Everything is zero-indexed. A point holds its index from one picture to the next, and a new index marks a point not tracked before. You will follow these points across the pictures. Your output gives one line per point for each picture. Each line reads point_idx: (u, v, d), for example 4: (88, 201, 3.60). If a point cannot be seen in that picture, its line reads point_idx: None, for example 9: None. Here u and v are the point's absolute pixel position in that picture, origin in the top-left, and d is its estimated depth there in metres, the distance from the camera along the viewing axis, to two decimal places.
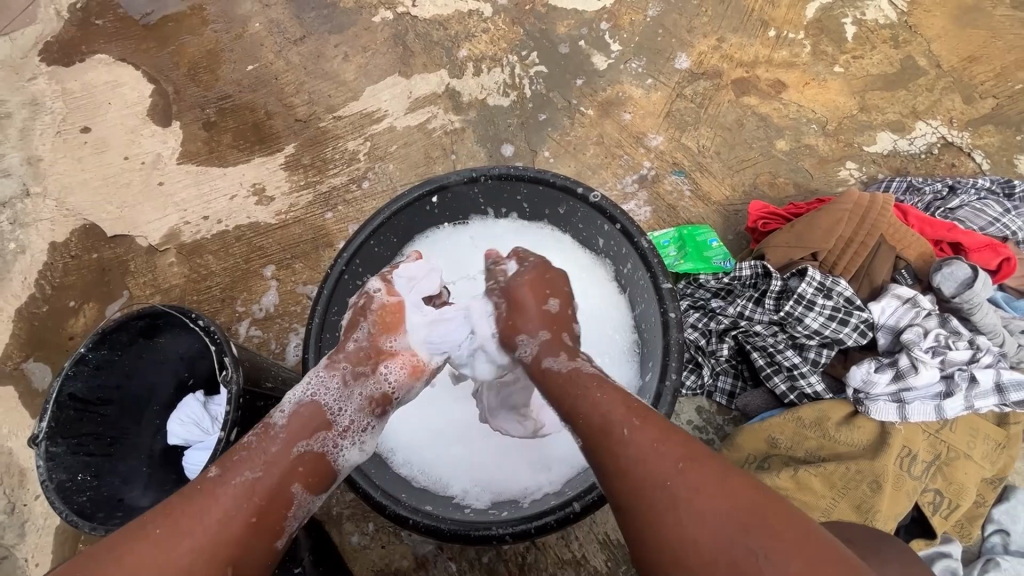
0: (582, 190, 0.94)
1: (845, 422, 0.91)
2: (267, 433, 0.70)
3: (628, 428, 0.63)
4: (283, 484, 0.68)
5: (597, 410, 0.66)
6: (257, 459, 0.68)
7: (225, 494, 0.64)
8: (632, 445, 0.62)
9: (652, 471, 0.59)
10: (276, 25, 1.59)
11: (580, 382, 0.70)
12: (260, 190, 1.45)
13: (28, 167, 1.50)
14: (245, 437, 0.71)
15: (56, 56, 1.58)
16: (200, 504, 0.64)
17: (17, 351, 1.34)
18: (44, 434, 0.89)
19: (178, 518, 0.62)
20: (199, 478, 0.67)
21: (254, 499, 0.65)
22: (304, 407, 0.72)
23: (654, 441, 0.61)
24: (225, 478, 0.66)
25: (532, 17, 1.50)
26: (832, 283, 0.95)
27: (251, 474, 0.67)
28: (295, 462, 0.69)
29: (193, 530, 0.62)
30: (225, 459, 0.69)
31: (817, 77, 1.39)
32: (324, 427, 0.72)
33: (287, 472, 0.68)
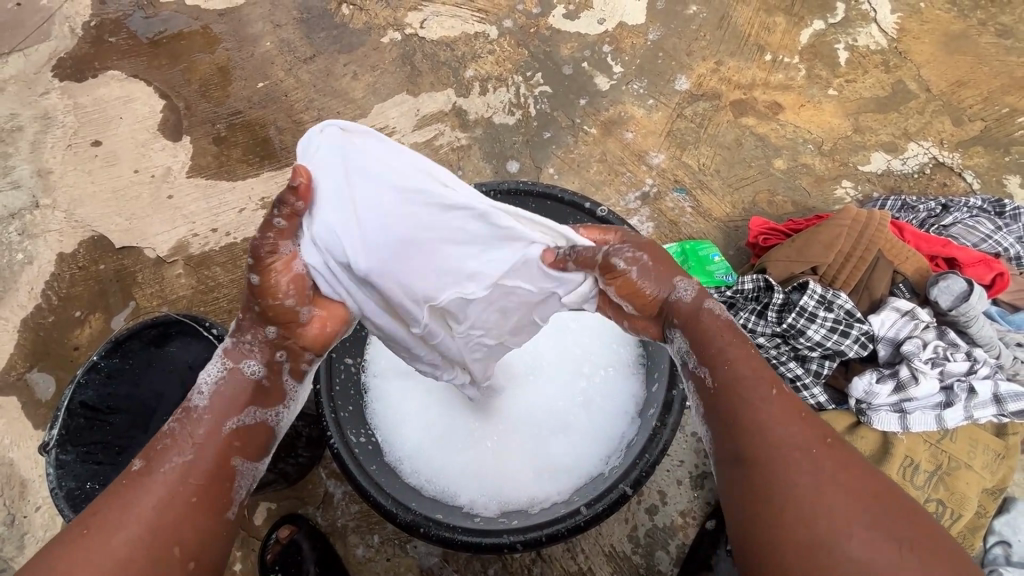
0: (590, 206, 0.98)
1: (848, 432, 0.92)
2: (188, 415, 0.69)
3: (764, 393, 0.64)
4: (218, 460, 0.68)
5: (726, 367, 0.67)
6: (181, 445, 0.67)
7: (152, 484, 0.64)
8: (790, 451, 0.60)
9: (796, 481, 0.59)
10: (286, 44, 1.64)
11: (709, 346, 0.68)
12: (269, 204, 1.47)
13: (38, 179, 1.52)
14: (167, 425, 0.69)
15: (69, 72, 1.61)
16: (129, 496, 0.63)
17: (21, 361, 1.34)
18: (55, 441, 0.90)
19: (108, 517, 0.61)
20: (125, 472, 0.65)
21: (191, 478, 0.65)
22: (224, 386, 0.70)
23: (784, 415, 0.62)
24: (153, 468, 0.65)
25: (536, 39, 1.55)
26: (833, 296, 0.97)
27: (181, 458, 0.66)
28: (227, 438, 0.69)
29: (126, 523, 0.61)
30: (147, 451, 0.67)
31: (812, 100, 1.44)
32: (254, 402, 0.71)
33: (221, 444, 0.68)
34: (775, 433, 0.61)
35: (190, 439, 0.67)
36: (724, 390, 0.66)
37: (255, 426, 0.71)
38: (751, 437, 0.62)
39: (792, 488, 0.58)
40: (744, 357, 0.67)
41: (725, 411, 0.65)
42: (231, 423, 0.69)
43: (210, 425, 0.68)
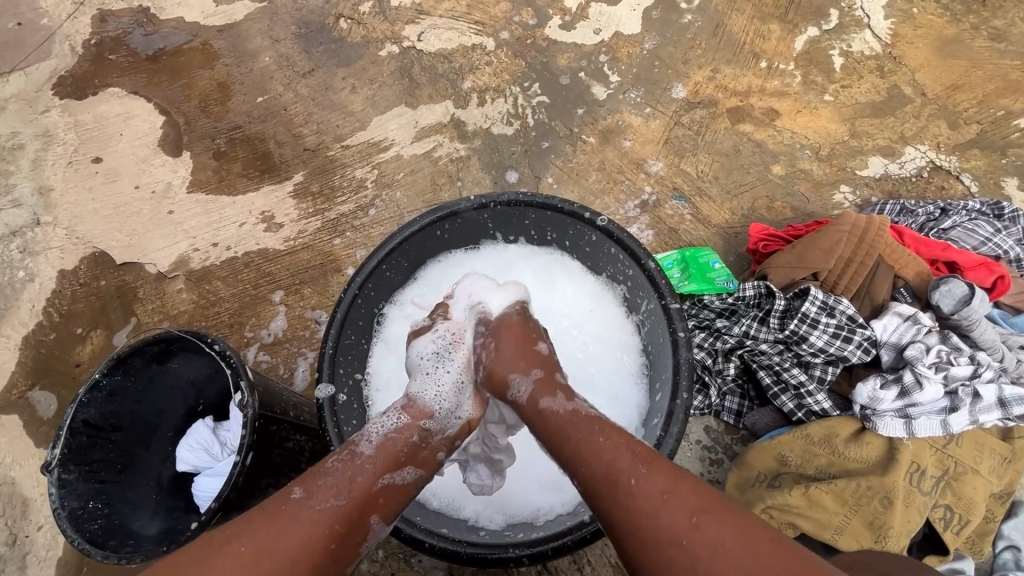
0: (589, 216, 0.98)
1: (854, 438, 0.92)
2: (351, 457, 0.72)
3: (635, 477, 0.63)
4: (363, 512, 0.69)
5: (600, 453, 0.66)
6: (337, 486, 0.69)
7: (307, 518, 0.65)
8: (645, 491, 0.62)
9: (671, 525, 0.60)
10: (285, 59, 1.65)
11: (577, 427, 0.70)
12: (269, 218, 1.48)
13: (39, 197, 1.52)
14: (330, 460, 0.71)
15: (69, 90, 1.62)
16: (287, 527, 0.65)
17: (22, 379, 1.34)
18: (57, 461, 0.89)
19: (263, 540, 0.63)
20: (285, 496, 0.68)
21: (334, 525, 0.66)
22: (390, 439, 0.74)
23: (663, 494, 0.62)
24: (312, 502, 0.67)
25: (533, 50, 1.57)
26: (835, 301, 0.97)
27: (336, 501, 0.68)
28: (376, 494, 0.70)
29: (273, 553, 0.62)
30: (307, 480, 0.69)
31: (808, 106, 1.45)
32: (407, 464, 0.73)
33: (366, 494, 0.70)
34: (663, 523, 0.60)
35: (347, 484, 0.69)
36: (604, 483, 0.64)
37: (403, 488, 0.72)
38: (651, 530, 0.60)
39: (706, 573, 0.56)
40: (615, 439, 0.67)
41: (610, 513, 0.63)
42: (381, 477, 0.71)
43: (368, 476, 0.70)
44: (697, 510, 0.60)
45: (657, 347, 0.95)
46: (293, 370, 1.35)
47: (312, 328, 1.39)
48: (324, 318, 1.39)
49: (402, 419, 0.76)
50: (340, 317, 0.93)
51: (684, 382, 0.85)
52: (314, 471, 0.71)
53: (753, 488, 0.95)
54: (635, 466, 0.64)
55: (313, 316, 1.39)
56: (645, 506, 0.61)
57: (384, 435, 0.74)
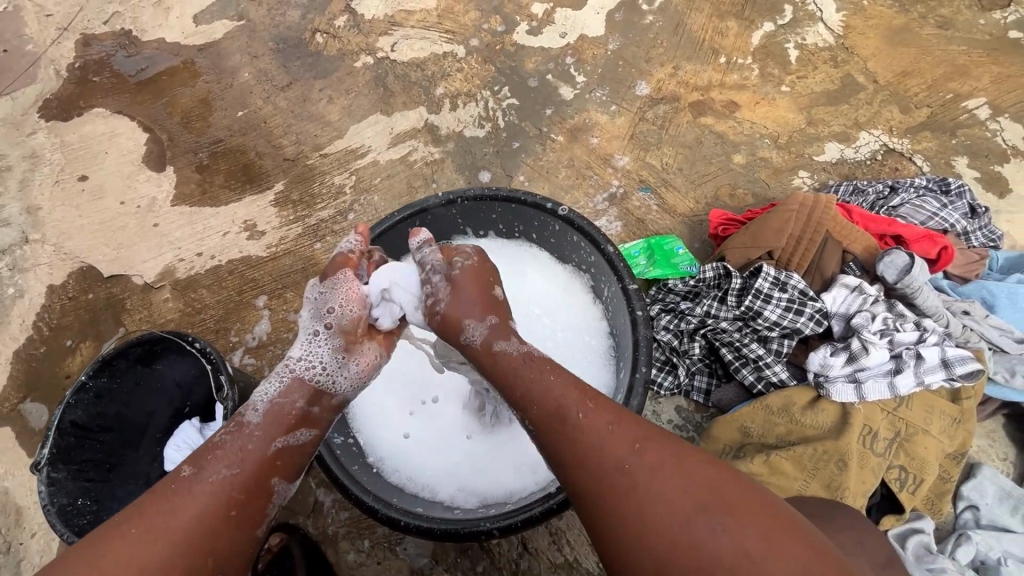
0: (551, 206, 1.03)
1: (810, 406, 0.96)
2: (242, 429, 0.72)
3: (583, 415, 0.67)
4: (262, 473, 0.70)
5: (551, 396, 0.69)
6: (228, 457, 0.69)
7: (200, 490, 0.66)
8: (591, 428, 0.66)
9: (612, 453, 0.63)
10: (264, 74, 1.70)
11: (527, 368, 0.73)
12: (251, 226, 1.52)
13: (28, 216, 1.57)
14: (217, 435, 0.72)
15: (55, 112, 1.67)
16: (180, 500, 0.65)
17: (14, 392, 1.37)
18: (46, 460, 0.92)
19: (155, 521, 0.63)
20: (173, 477, 0.67)
21: (232, 493, 0.67)
22: (276, 403, 0.74)
23: (609, 426, 0.66)
24: (201, 476, 0.67)
25: (502, 55, 1.63)
26: (787, 277, 1.02)
27: (228, 470, 0.68)
28: (273, 456, 0.71)
29: (172, 528, 0.62)
30: (198, 458, 0.69)
31: (766, 97, 1.51)
32: (299, 422, 0.74)
33: (261, 456, 0.70)
34: (600, 461, 0.63)
35: (239, 451, 0.70)
36: (555, 433, 0.67)
37: (300, 445, 0.74)
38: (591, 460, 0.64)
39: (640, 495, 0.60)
40: (567, 384, 0.71)
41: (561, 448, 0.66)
42: (275, 441, 0.72)
43: (261, 441, 0.71)
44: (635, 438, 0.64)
45: (620, 328, 0.99)
46: None
47: (295, 330, 1.43)
48: None
49: (286, 382, 0.75)
50: None
51: (643, 357, 0.89)
52: (207, 450, 0.71)
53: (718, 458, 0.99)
54: (587, 412, 0.67)
55: (295, 318, 1.43)
56: (592, 442, 0.65)
57: (272, 402, 0.74)
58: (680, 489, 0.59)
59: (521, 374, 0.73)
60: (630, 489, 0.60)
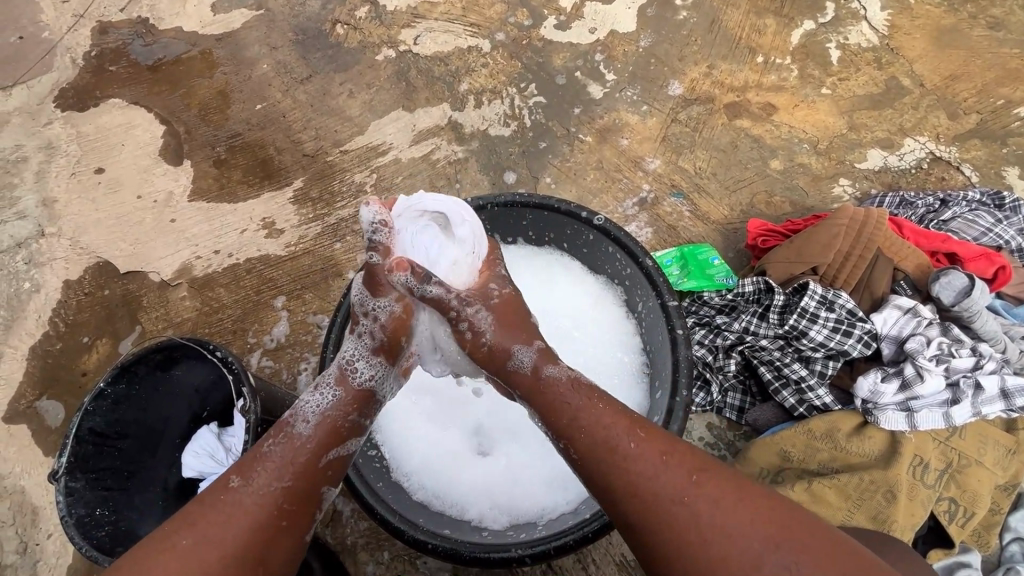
0: (586, 215, 0.99)
1: (856, 433, 0.95)
2: (289, 438, 0.70)
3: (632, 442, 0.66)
4: (311, 487, 0.69)
5: (593, 427, 0.68)
6: (278, 466, 0.68)
7: (250, 502, 0.65)
8: (640, 462, 0.64)
9: (666, 486, 0.62)
10: (283, 66, 1.66)
11: (558, 391, 0.72)
12: (270, 224, 1.49)
13: (44, 209, 1.54)
14: (263, 442, 0.70)
15: (71, 102, 1.64)
16: (230, 514, 0.64)
17: (30, 389, 1.35)
18: (64, 469, 0.91)
19: (208, 529, 0.63)
20: (222, 484, 0.66)
21: (283, 505, 0.67)
22: (325, 417, 0.73)
23: (662, 454, 0.64)
24: (251, 487, 0.66)
25: (529, 51, 1.57)
26: (834, 296, 1.01)
27: (279, 483, 0.67)
28: (324, 468, 0.71)
29: (225, 540, 0.62)
30: (245, 467, 0.68)
31: (805, 99, 1.45)
32: (349, 435, 0.74)
33: (313, 470, 0.70)
34: (660, 494, 0.62)
35: (293, 463, 0.69)
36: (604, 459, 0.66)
37: (347, 457, 0.74)
38: (642, 491, 0.62)
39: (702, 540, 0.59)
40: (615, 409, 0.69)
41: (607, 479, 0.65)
42: (330, 456, 0.72)
43: (312, 454, 0.70)
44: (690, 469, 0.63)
45: (655, 347, 0.96)
46: (296, 375, 1.36)
47: (314, 332, 1.40)
48: (326, 322, 1.40)
49: (336, 394, 0.74)
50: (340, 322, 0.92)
51: (684, 379, 0.86)
52: (250, 458, 0.69)
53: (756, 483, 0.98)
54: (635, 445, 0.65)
55: (314, 320, 1.40)
56: (637, 479, 0.63)
57: (321, 412, 0.73)
58: (745, 514, 0.59)
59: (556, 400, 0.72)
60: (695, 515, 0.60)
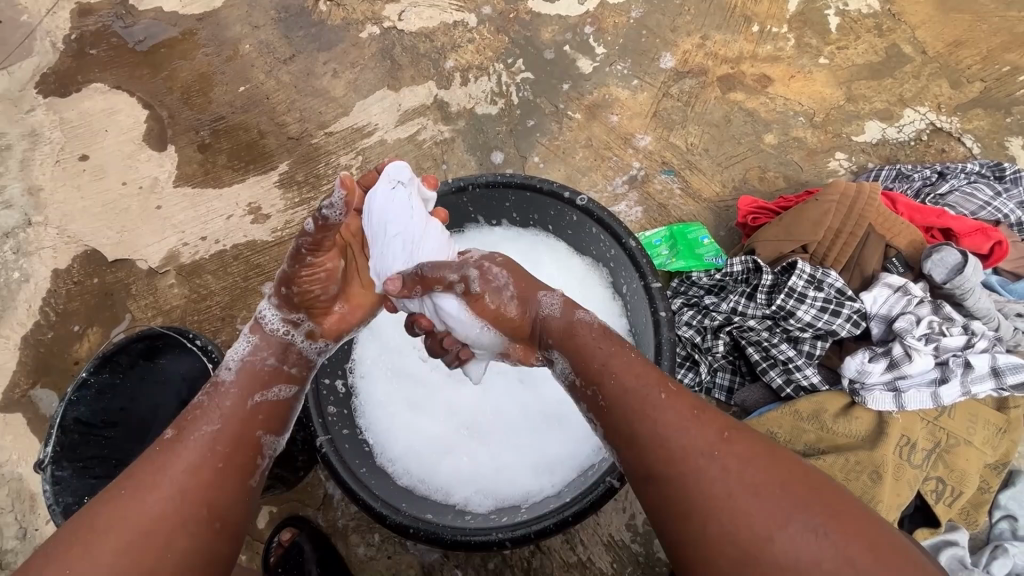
0: (568, 195, 0.97)
1: (843, 413, 0.94)
2: (216, 389, 0.75)
3: (659, 402, 0.65)
4: (244, 430, 0.74)
5: (624, 388, 0.68)
6: (206, 416, 0.72)
7: (187, 446, 0.69)
8: (668, 421, 0.64)
9: (688, 447, 0.61)
10: (265, 46, 1.62)
11: (593, 355, 0.72)
12: (256, 209, 1.47)
13: (30, 198, 1.53)
14: (196, 398, 0.75)
15: (52, 88, 1.61)
16: (163, 462, 0.67)
17: (24, 378, 1.36)
18: (50, 459, 0.92)
19: (144, 479, 0.66)
20: (157, 441, 0.70)
21: (215, 447, 0.70)
22: (246, 365, 0.78)
23: (685, 417, 0.64)
24: (184, 436, 0.70)
25: (516, 25, 1.52)
26: (823, 275, 0.99)
27: (208, 428, 0.71)
28: (252, 412, 0.75)
29: (158, 486, 0.65)
30: (179, 422, 0.73)
31: (802, 70, 1.40)
32: (273, 379, 0.78)
33: (242, 411, 0.74)
34: (687, 466, 0.60)
35: (215, 410, 0.73)
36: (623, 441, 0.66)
37: (278, 403, 0.78)
38: (669, 449, 0.62)
39: (711, 495, 0.58)
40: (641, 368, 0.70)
41: (634, 438, 0.65)
42: (258, 398, 0.76)
43: (240, 398, 0.75)
44: (721, 434, 0.62)
45: (640, 329, 0.94)
46: None
47: None
48: None
49: (255, 341, 0.80)
50: None
51: (666, 361, 0.84)
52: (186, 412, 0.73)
53: None
54: (658, 404, 0.65)
55: None
56: (661, 435, 0.63)
57: (244, 360, 0.78)
58: (761, 480, 0.57)
59: (582, 357, 0.73)
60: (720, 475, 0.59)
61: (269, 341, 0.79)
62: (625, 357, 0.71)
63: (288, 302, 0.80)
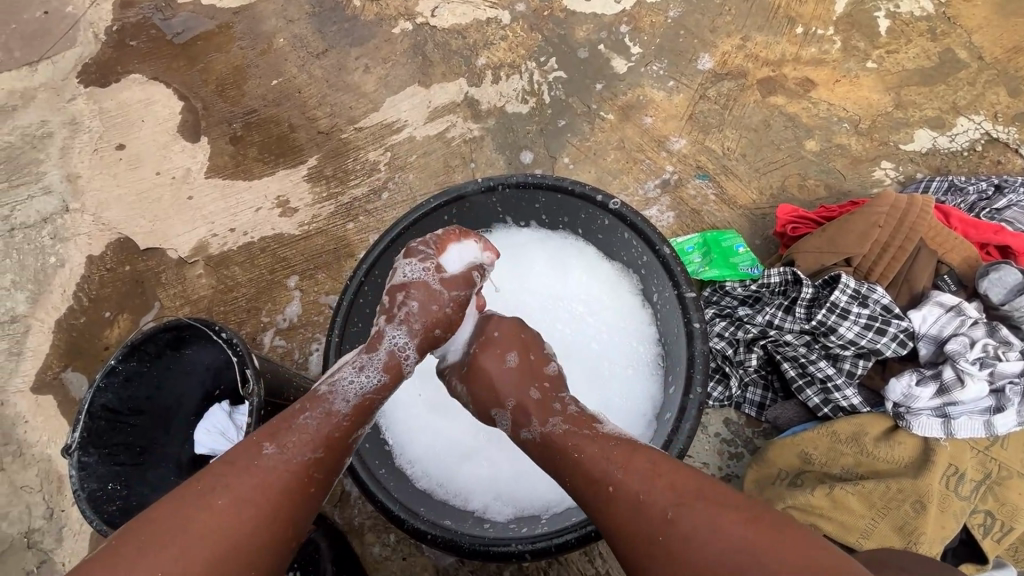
0: (601, 199, 0.94)
1: (885, 438, 0.90)
2: (325, 414, 0.73)
3: (617, 474, 0.65)
4: (334, 457, 0.73)
5: (587, 460, 0.68)
6: (309, 438, 0.71)
7: (281, 466, 0.68)
8: (629, 493, 0.63)
9: (653, 519, 0.61)
10: (299, 40, 1.63)
11: (556, 439, 0.73)
12: (284, 203, 1.48)
13: (67, 184, 1.56)
14: (298, 416, 0.72)
15: (93, 77, 1.65)
16: (258, 479, 0.66)
17: (56, 361, 1.39)
18: (77, 444, 0.92)
19: (235, 496, 0.65)
20: (253, 448, 0.68)
21: (311, 472, 0.70)
22: (360, 398, 0.76)
23: (646, 483, 0.64)
24: (282, 455, 0.69)
25: (550, 22, 1.49)
26: (868, 290, 0.94)
27: (308, 454, 0.70)
28: (349, 444, 0.75)
29: (253, 505, 0.65)
30: (274, 436, 0.70)
31: (848, 74, 1.34)
32: (375, 416, 0.79)
33: (341, 442, 0.73)
34: (655, 537, 0.60)
35: (321, 435, 0.72)
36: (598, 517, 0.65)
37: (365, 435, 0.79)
38: (634, 524, 0.62)
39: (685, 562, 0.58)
40: (597, 445, 0.69)
41: (604, 511, 0.65)
42: (357, 428, 0.76)
43: (341, 426, 0.74)
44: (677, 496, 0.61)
45: (672, 340, 0.91)
46: (308, 355, 1.37)
47: (326, 313, 1.40)
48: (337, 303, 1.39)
49: (374, 379, 0.78)
50: (344, 307, 0.92)
51: (699, 375, 0.81)
52: (285, 425, 0.72)
53: (773, 484, 0.93)
54: (624, 472, 0.65)
55: (326, 301, 1.40)
56: (627, 508, 0.63)
57: (362, 395, 0.76)
58: (729, 535, 0.57)
59: (550, 440, 0.73)
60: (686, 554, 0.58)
61: (383, 380, 0.79)
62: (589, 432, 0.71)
63: (430, 345, 0.84)
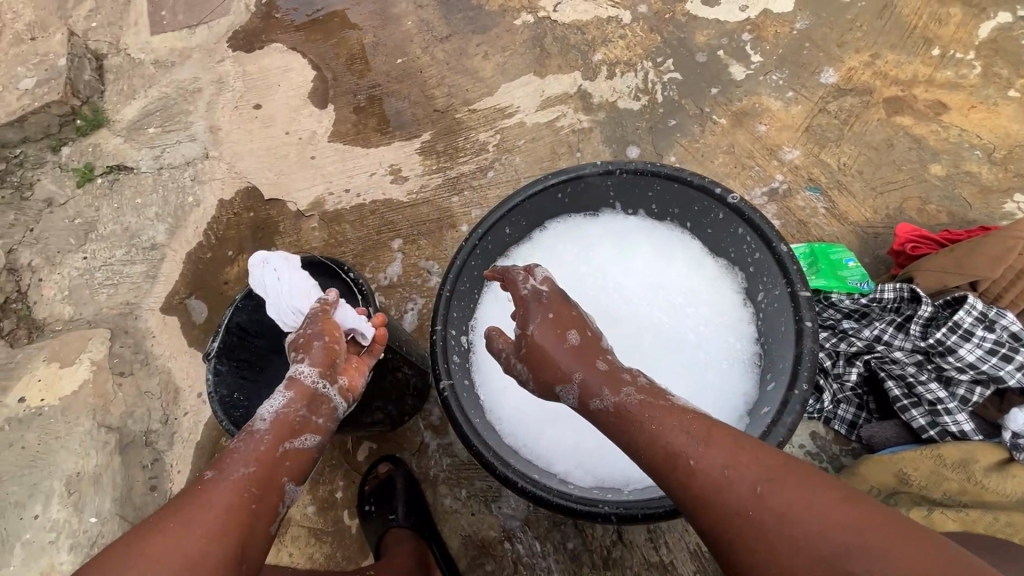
0: (720, 192, 0.95)
1: (997, 469, 0.88)
2: (250, 435, 0.77)
3: (694, 457, 0.65)
4: (274, 476, 0.75)
5: (659, 440, 0.68)
6: (246, 456, 0.74)
7: (227, 485, 0.71)
8: (703, 475, 0.64)
9: (733, 501, 0.61)
10: (425, 24, 1.74)
11: (632, 414, 0.71)
12: (396, 171, 1.59)
13: (209, 135, 1.74)
14: (233, 443, 0.77)
15: (241, 43, 1.83)
16: (206, 498, 0.69)
17: (183, 288, 1.56)
18: (215, 352, 1.04)
19: (187, 514, 0.67)
20: (197, 479, 0.72)
21: (248, 489, 0.71)
22: (281, 413, 0.80)
23: (724, 466, 0.63)
24: (225, 474, 0.72)
25: (671, 25, 1.52)
26: (997, 315, 0.92)
27: (244, 469, 0.73)
28: (280, 458, 0.76)
29: (203, 523, 0.66)
30: (218, 463, 0.74)
31: (985, 101, 1.29)
32: (303, 427, 0.80)
33: (273, 459, 0.75)
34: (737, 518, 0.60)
35: (254, 453, 0.75)
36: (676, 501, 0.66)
37: (305, 452, 0.79)
38: (713, 504, 0.62)
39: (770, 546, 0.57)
40: (670, 421, 0.69)
41: (683, 493, 0.65)
42: (286, 445, 0.78)
43: (270, 443, 0.76)
44: (760, 477, 0.61)
45: (776, 338, 0.92)
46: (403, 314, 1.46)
47: (424, 277, 1.49)
48: (435, 268, 1.48)
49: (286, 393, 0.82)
50: (459, 264, 0.98)
51: (805, 374, 0.81)
52: (223, 455, 0.76)
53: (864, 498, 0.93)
54: (700, 449, 0.65)
55: (425, 266, 1.49)
56: (705, 491, 0.63)
57: (277, 411, 0.80)
58: (817, 517, 0.56)
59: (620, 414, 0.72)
60: (769, 527, 0.58)
61: (297, 391, 0.82)
62: (657, 405, 0.71)
63: (326, 358, 0.86)
